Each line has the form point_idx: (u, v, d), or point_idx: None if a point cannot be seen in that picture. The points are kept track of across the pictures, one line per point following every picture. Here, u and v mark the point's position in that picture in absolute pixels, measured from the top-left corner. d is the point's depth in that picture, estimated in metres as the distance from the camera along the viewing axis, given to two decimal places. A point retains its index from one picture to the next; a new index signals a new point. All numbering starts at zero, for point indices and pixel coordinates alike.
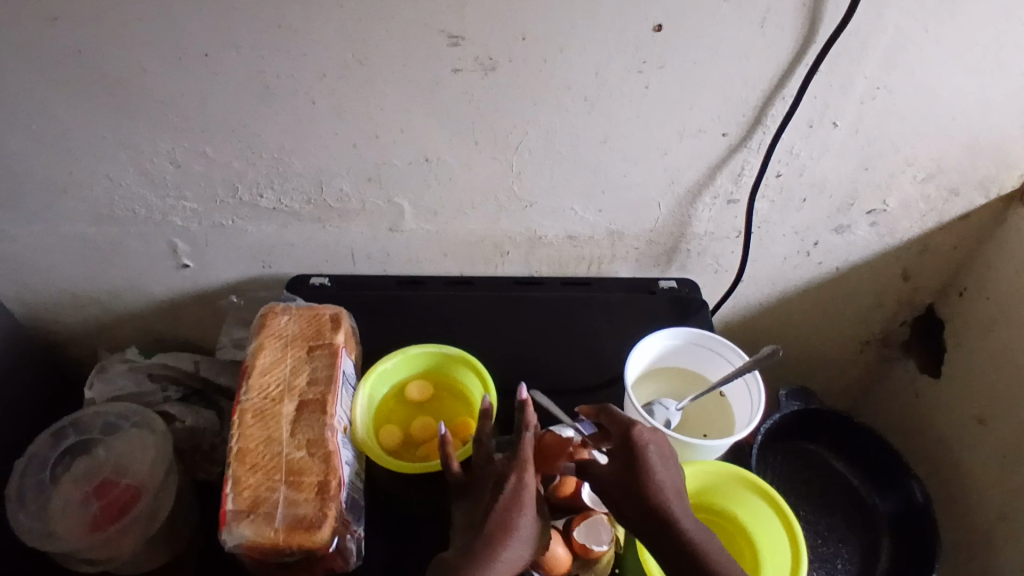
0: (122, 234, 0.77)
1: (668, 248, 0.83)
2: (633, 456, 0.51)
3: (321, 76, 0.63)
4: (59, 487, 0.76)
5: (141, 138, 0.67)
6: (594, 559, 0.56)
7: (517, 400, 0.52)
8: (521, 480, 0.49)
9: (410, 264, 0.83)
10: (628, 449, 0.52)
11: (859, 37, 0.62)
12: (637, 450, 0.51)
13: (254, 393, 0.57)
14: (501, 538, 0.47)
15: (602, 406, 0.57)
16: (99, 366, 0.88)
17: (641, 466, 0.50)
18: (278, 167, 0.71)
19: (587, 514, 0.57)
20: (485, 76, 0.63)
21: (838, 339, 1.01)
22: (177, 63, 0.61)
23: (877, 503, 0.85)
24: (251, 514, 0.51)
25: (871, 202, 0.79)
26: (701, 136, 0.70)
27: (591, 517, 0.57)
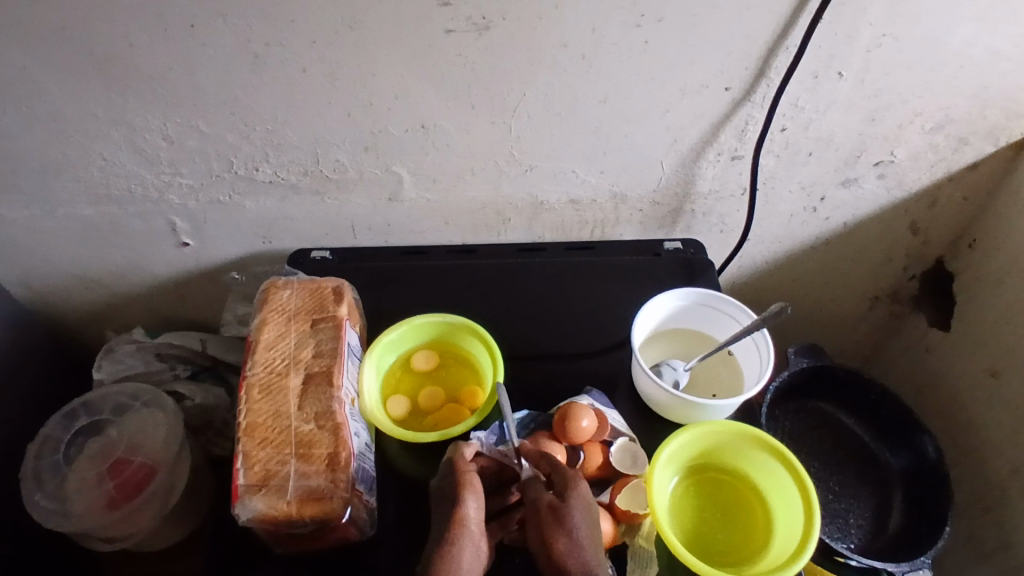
0: (121, 213, 0.76)
1: (671, 209, 0.81)
2: (558, 513, 0.52)
3: (311, 42, 0.61)
4: (75, 467, 0.77)
5: (132, 114, 0.66)
6: (638, 523, 0.58)
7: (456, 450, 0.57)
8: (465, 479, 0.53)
9: (412, 234, 0.82)
10: (554, 507, 0.52)
11: None
12: (560, 508, 0.52)
13: (260, 368, 0.56)
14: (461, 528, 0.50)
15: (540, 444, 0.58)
16: (106, 347, 0.88)
17: (558, 526, 0.51)
18: (273, 139, 0.70)
19: (624, 481, 0.58)
20: (479, 36, 0.62)
21: (847, 296, 1.00)
22: (166, 36, 0.60)
23: (889, 458, 0.86)
24: (262, 488, 0.51)
25: (879, 154, 0.78)
26: (704, 92, 0.68)
27: (629, 483, 0.58)
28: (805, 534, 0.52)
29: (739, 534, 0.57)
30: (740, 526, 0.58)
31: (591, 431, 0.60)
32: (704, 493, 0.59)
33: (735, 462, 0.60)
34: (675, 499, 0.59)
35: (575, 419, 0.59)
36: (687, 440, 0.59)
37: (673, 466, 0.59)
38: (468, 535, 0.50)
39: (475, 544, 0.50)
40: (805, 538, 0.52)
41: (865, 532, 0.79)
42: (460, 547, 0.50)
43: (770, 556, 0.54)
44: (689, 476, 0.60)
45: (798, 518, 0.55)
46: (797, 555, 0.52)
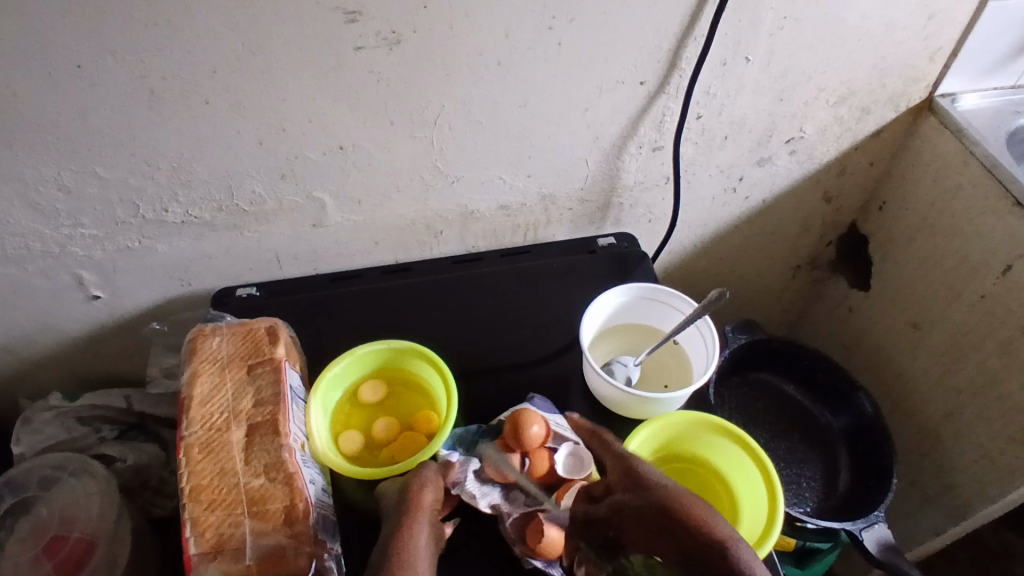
0: (18, 273, 0.70)
1: (601, 205, 0.82)
2: (637, 476, 0.50)
3: (212, 72, 0.58)
4: (5, 552, 0.71)
5: (19, 167, 0.60)
6: None
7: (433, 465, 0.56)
8: (424, 475, 0.54)
9: (341, 258, 0.79)
10: (631, 475, 0.51)
11: None
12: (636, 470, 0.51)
13: (197, 426, 0.53)
14: (415, 516, 0.50)
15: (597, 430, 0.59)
16: (22, 417, 0.82)
17: (642, 481, 0.49)
18: (180, 176, 0.65)
19: (568, 486, 0.57)
20: (391, 51, 0.60)
21: (773, 269, 1.04)
22: (50, 79, 0.55)
23: (830, 419, 0.89)
24: (218, 556, 0.48)
25: (789, 131, 0.80)
26: (620, 88, 0.69)
27: (572, 488, 0.57)
28: (774, 514, 0.53)
29: None
30: None
31: (540, 436, 0.58)
32: None
33: (695, 451, 0.61)
34: None
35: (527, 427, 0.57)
36: (647, 435, 0.60)
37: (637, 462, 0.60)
38: (423, 521, 0.50)
39: (430, 530, 0.50)
40: (776, 517, 0.53)
41: (819, 494, 0.83)
42: (417, 530, 0.50)
43: None
44: None
45: (762, 493, 0.56)
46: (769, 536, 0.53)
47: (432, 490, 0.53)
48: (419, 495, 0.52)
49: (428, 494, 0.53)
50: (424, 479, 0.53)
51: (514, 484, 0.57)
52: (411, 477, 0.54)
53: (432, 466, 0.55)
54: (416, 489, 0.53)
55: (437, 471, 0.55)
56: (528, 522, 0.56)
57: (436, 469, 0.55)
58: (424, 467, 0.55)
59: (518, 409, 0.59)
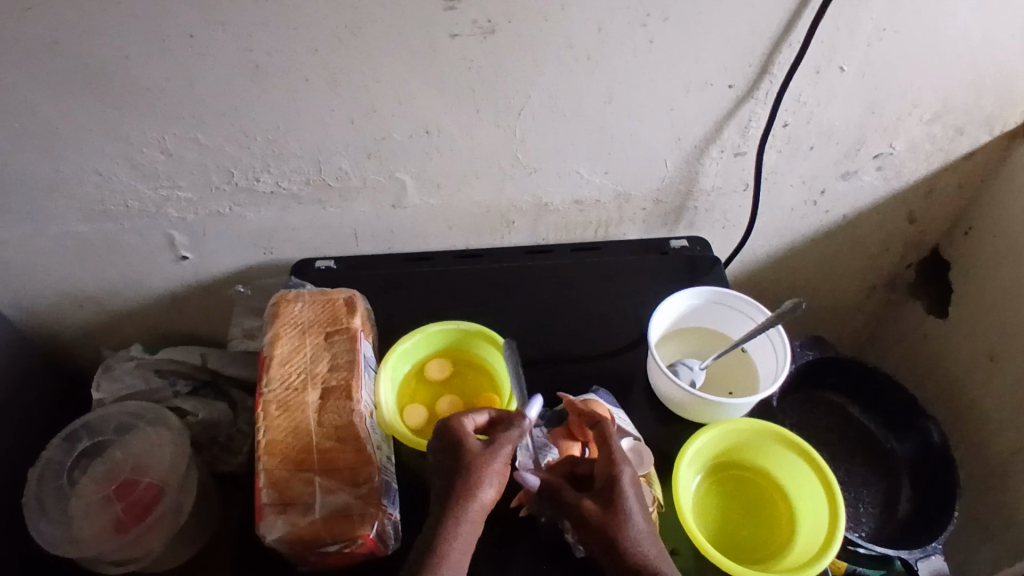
0: (117, 229, 0.75)
1: (675, 206, 0.81)
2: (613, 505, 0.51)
3: (313, 50, 0.60)
4: (79, 491, 0.77)
5: (129, 128, 0.64)
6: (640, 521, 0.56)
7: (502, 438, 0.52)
8: (489, 463, 0.50)
9: (416, 240, 0.81)
10: (609, 497, 0.51)
11: None
12: (613, 497, 0.51)
13: (276, 384, 0.56)
14: (462, 518, 0.48)
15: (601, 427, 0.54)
16: (103, 365, 0.88)
17: (616, 517, 0.50)
18: (273, 148, 0.68)
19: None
20: (484, 39, 0.61)
21: (846, 286, 1.01)
22: (164, 48, 0.58)
23: (895, 446, 0.86)
24: (287, 508, 0.50)
25: (878, 146, 0.78)
26: (708, 90, 0.68)
27: None
28: (836, 527, 0.53)
29: (763, 532, 0.57)
30: (763, 525, 0.58)
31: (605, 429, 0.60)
32: (727, 490, 0.60)
33: (756, 459, 0.60)
34: (700, 498, 0.59)
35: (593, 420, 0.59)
36: (708, 439, 0.59)
37: (695, 466, 0.59)
38: (473, 522, 0.49)
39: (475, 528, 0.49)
40: (837, 531, 0.52)
41: (876, 520, 0.80)
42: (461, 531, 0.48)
43: (796, 554, 0.54)
44: (711, 474, 0.60)
45: (823, 514, 0.55)
46: (830, 549, 0.52)
47: (492, 483, 0.50)
48: (478, 489, 0.49)
49: (489, 486, 0.50)
50: (489, 471, 0.50)
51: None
52: (474, 462, 0.50)
53: (503, 450, 0.51)
54: (476, 482, 0.49)
55: (505, 454, 0.51)
56: None
57: (504, 450, 0.51)
58: (495, 448, 0.51)
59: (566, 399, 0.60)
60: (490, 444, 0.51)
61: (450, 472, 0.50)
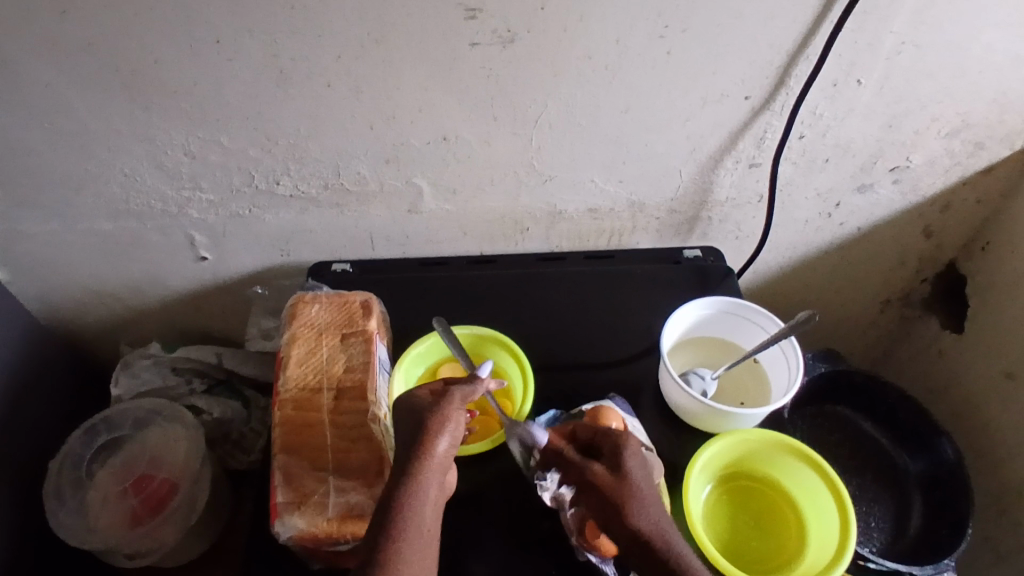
0: (139, 228, 0.76)
1: (689, 217, 0.82)
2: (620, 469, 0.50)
3: (337, 57, 0.61)
4: (97, 482, 0.80)
5: (154, 129, 0.66)
6: None
7: (446, 395, 0.52)
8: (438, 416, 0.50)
9: (431, 245, 0.82)
10: (616, 464, 0.51)
11: None
12: (620, 461, 0.51)
13: (293, 384, 0.56)
14: (417, 470, 0.48)
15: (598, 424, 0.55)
16: (122, 361, 0.90)
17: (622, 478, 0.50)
18: (295, 152, 0.70)
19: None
20: (505, 49, 0.62)
21: (860, 300, 1.01)
22: (192, 51, 0.60)
23: (907, 463, 0.86)
24: (301, 506, 0.51)
25: (895, 160, 0.78)
26: (725, 101, 0.69)
27: None
28: (846, 535, 0.53)
29: (772, 542, 0.57)
30: (772, 534, 0.58)
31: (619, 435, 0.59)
32: (737, 501, 0.60)
33: (762, 469, 0.60)
34: (709, 508, 0.59)
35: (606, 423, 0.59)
36: (719, 449, 0.59)
37: (706, 475, 0.60)
38: (432, 473, 0.48)
39: (437, 483, 0.49)
40: (847, 538, 0.52)
41: (887, 536, 0.79)
42: (426, 482, 0.48)
43: (805, 564, 0.54)
44: (721, 484, 0.60)
45: (834, 531, 0.55)
46: (842, 558, 0.52)
47: (447, 434, 0.50)
48: (431, 439, 0.49)
49: (441, 439, 0.49)
50: (440, 421, 0.50)
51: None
52: (426, 416, 0.50)
53: (453, 401, 0.51)
54: (427, 433, 0.49)
55: (457, 403, 0.51)
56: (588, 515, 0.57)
57: (456, 400, 0.51)
58: (446, 399, 0.51)
59: (593, 407, 0.61)
60: (440, 397, 0.52)
61: (406, 432, 0.51)
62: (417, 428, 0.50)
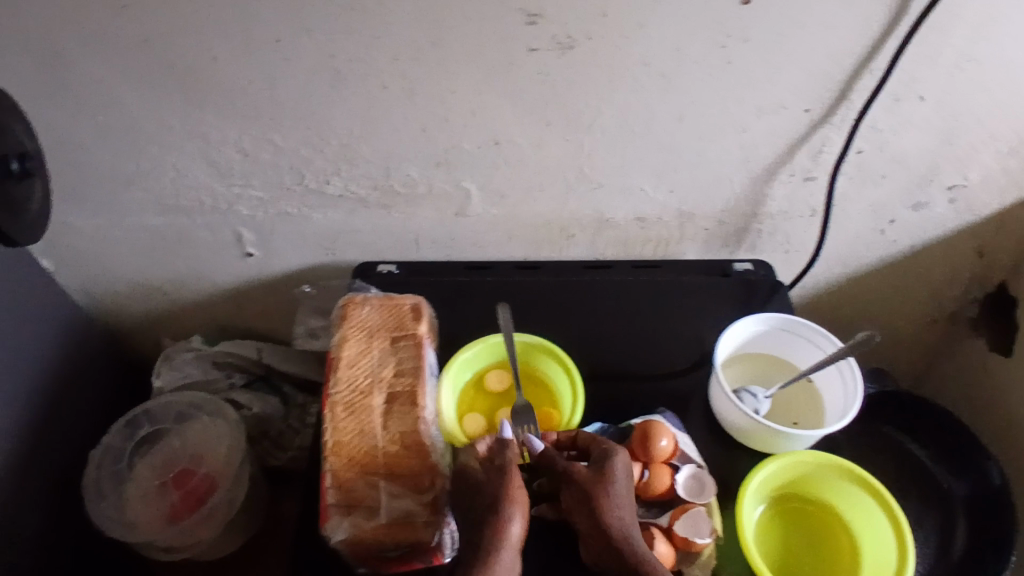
0: (189, 224, 0.77)
1: (738, 228, 0.80)
2: (603, 471, 0.52)
3: (393, 59, 0.61)
4: (136, 475, 0.81)
5: (209, 127, 0.66)
6: (695, 552, 0.55)
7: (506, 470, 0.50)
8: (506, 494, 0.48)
9: (476, 248, 0.82)
10: (603, 465, 0.53)
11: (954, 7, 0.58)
12: (607, 466, 0.53)
13: (343, 385, 0.56)
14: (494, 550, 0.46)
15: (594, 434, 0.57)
16: (164, 354, 0.91)
17: (603, 480, 0.52)
18: (346, 153, 0.69)
19: (685, 508, 0.56)
20: (562, 54, 0.61)
21: (906, 318, 0.99)
22: (250, 50, 0.60)
23: (952, 485, 0.81)
24: (353, 510, 0.52)
25: (951, 177, 0.76)
26: (783, 113, 0.67)
27: (690, 510, 0.56)
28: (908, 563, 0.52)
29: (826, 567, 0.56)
30: (825, 559, 0.57)
31: (668, 452, 0.58)
32: (790, 521, 0.59)
33: (813, 493, 0.59)
34: (761, 529, 0.58)
35: (656, 439, 0.58)
36: (775, 470, 0.58)
37: (760, 495, 0.58)
38: (508, 554, 0.46)
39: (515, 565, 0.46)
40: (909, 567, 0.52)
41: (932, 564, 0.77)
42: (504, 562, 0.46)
43: None
44: (773, 505, 0.59)
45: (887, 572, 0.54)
46: None
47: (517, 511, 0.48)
48: (503, 516, 0.47)
49: (514, 521, 0.47)
50: (507, 496, 0.48)
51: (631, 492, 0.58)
52: (494, 493, 0.48)
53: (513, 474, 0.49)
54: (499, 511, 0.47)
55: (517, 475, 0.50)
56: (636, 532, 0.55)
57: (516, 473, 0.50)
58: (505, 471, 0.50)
59: (640, 422, 0.60)
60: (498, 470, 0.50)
61: (478, 511, 0.49)
62: (488, 511, 0.48)
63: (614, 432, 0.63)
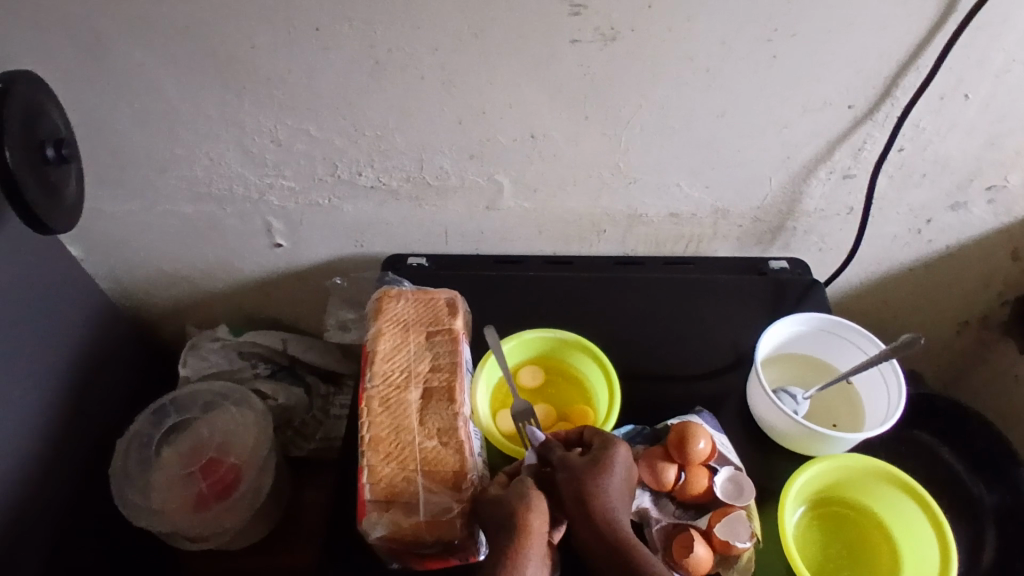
0: (219, 213, 0.76)
1: (773, 226, 0.79)
2: (601, 461, 0.51)
3: (433, 50, 0.60)
4: (163, 462, 0.81)
5: (243, 115, 0.66)
6: (734, 555, 0.54)
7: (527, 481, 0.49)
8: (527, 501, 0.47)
9: (506, 242, 0.81)
10: (601, 456, 0.51)
11: (1003, 8, 0.57)
12: (606, 456, 0.51)
13: (380, 380, 0.56)
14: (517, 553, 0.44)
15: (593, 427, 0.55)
16: (190, 342, 0.91)
17: (599, 469, 0.50)
18: (379, 144, 0.69)
19: (725, 511, 0.55)
20: (605, 47, 0.60)
21: (938, 320, 0.97)
22: (288, 39, 0.59)
23: (982, 493, 0.79)
24: (390, 506, 0.51)
25: (992, 179, 0.74)
26: (826, 109, 0.66)
27: (730, 513, 0.55)
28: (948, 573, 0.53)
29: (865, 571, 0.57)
30: (864, 564, 0.58)
31: (706, 453, 0.56)
32: (828, 527, 0.60)
33: (853, 497, 0.60)
34: (800, 531, 0.59)
35: (694, 440, 0.56)
36: (815, 473, 0.59)
37: (798, 500, 0.59)
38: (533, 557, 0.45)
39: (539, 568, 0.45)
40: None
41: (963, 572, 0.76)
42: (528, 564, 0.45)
43: None
44: (812, 508, 0.60)
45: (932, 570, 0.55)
46: None
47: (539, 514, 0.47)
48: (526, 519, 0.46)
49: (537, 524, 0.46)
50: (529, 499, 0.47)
51: (667, 493, 0.57)
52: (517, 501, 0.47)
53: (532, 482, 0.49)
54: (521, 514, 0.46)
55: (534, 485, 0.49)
56: (675, 533, 0.55)
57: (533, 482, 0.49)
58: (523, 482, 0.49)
59: (677, 421, 0.58)
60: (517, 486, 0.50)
61: (499, 517, 0.48)
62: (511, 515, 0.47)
63: (651, 432, 0.62)
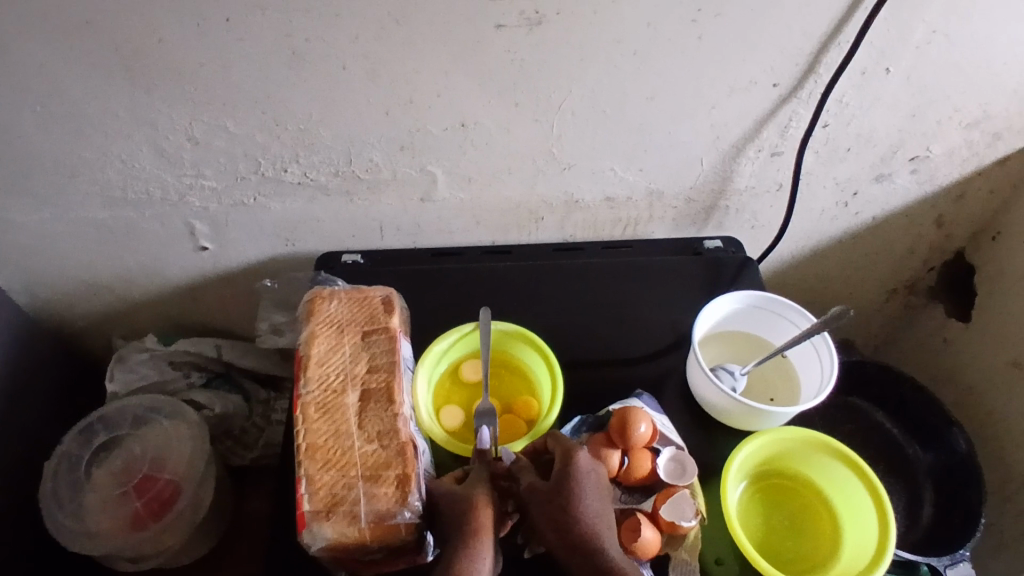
0: (136, 216, 0.72)
1: (706, 206, 0.80)
2: (563, 480, 0.50)
3: (354, 38, 0.58)
4: (94, 482, 0.77)
5: (156, 113, 0.62)
6: (681, 534, 0.55)
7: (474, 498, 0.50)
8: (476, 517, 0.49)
9: (442, 234, 0.79)
10: (564, 468, 0.51)
11: None
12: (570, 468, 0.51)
13: (315, 386, 0.55)
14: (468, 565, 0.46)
15: (554, 434, 0.56)
16: (116, 355, 0.87)
17: (567, 484, 0.50)
18: (305, 138, 0.66)
19: (670, 491, 0.56)
20: (531, 31, 0.59)
21: (867, 289, 1.00)
22: (198, 31, 0.56)
23: (917, 452, 0.84)
24: (331, 514, 0.50)
25: (915, 150, 0.77)
26: (752, 89, 0.67)
27: (674, 494, 0.55)
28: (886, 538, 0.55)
29: (810, 539, 0.59)
30: (809, 532, 0.60)
31: (648, 436, 0.57)
32: (771, 501, 0.61)
33: (792, 468, 0.62)
34: (743, 506, 0.61)
35: (635, 424, 0.56)
36: (753, 449, 0.60)
37: (741, 475, 0.61)
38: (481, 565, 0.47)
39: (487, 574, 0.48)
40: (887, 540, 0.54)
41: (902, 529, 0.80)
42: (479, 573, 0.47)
43: (846, 560, 0.57)
44: (755, 482, 0.62)
45: (855, 569, 0.55)
46: (885, 558, 0.54)
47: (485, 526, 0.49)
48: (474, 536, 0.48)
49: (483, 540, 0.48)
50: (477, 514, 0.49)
51: (613, 479, 0.57)
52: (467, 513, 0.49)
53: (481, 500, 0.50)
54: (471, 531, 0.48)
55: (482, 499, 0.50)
56: (622, 518, 0.55)
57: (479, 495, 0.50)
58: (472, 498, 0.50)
59: (619, 406, 0.58)
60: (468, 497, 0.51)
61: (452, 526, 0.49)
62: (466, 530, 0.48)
63: (596, 418, 0.62)
